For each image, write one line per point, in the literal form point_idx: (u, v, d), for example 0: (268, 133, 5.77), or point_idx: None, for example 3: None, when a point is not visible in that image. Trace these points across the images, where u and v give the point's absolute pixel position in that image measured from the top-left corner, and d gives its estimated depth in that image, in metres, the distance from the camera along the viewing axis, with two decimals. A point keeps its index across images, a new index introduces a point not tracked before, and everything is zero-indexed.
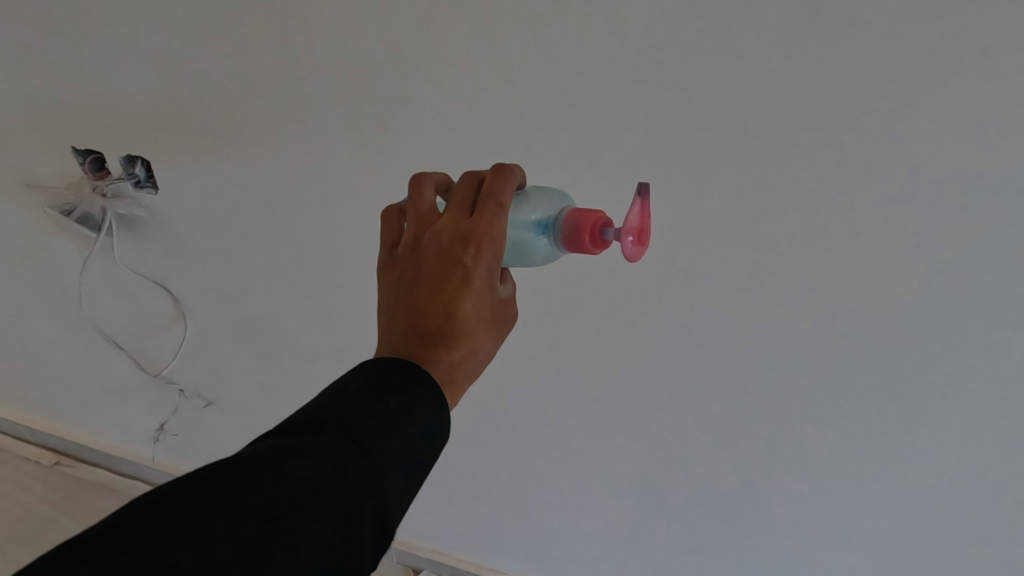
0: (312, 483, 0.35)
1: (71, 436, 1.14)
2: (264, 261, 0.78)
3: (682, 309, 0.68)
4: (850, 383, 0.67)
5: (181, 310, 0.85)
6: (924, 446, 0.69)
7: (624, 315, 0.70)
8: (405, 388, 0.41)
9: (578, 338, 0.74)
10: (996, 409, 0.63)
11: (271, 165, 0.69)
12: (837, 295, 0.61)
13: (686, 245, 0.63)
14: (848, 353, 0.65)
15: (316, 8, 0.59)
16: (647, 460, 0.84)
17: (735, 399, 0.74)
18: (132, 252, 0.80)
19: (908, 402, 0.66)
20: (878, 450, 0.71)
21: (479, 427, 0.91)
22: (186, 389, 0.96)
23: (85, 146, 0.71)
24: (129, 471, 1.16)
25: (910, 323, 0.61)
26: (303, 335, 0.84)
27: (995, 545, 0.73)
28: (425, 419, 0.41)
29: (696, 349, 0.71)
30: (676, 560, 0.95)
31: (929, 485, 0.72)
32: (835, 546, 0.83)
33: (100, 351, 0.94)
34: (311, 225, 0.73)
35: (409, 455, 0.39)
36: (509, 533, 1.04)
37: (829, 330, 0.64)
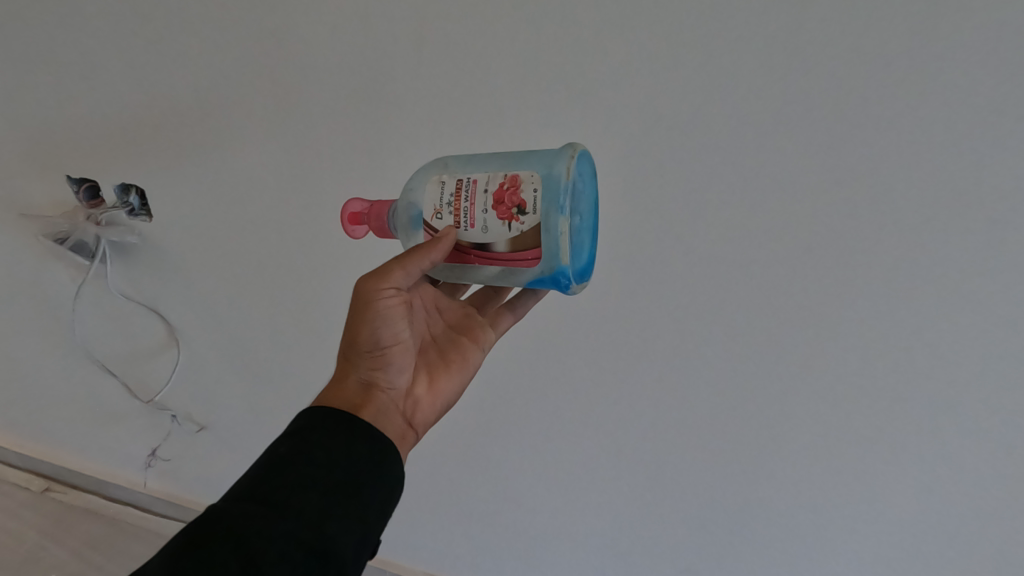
0: (195, 535, 0.35)
1: (63, 458, 1.13)
2: (259, 285, 0.78)
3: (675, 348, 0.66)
4: (854, 435, 0.64)
5: (173, 335, 0.85)
6: (937, 516, 0.65)
7: (616, 355, 0.68)
8: (302, 428, 0.43)
9: (566, 380, 0.72)
10: (1008, 476, 0.60)
11: (267, 190, 0.70)
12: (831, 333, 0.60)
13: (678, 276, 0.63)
14: (848, 400, 0.62)
15: (315, 40, 0.60)
16: (645, 525, 0.77)
17: (734, 458, 0.69)
18: (125, 278, 0.80)
19: (915, 460, 0.63)
20: (890, 522, 0.67)
21: (462, 483, 0.84)
22: (178, 414, 0.95)
23: (80, 175, 0.71)
24: (118, 496, 1.15)
25: (909, 367, 0.59)
26: (296, 358, 0.83)
27: None
28: (325, 443, 0.42)
29: (690, 395, 0.68)
30: None
31: None
32: None
33: (93, 375, 0.93)
34: (305, 252, 0.73)
35: (322, 476, 0.40)
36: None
37: (825, 371, 0.62)
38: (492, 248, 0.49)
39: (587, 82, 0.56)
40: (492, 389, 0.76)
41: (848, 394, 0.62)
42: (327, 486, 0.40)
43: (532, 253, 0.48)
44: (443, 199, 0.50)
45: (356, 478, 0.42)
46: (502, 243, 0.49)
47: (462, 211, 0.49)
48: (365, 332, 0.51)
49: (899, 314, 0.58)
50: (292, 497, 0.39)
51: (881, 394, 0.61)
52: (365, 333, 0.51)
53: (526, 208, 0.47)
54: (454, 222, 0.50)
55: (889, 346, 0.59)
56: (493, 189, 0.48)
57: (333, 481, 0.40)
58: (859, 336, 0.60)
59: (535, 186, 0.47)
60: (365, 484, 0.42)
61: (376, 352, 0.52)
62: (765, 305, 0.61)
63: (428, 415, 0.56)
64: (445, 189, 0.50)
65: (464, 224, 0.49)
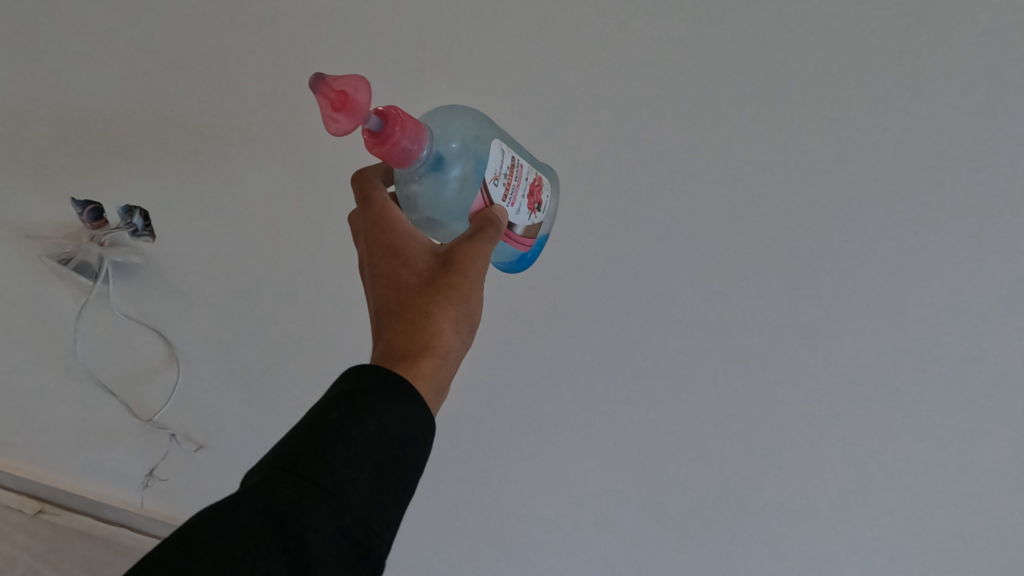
0: (240, 513, 0.32)
1: (60, 480, 1.13)
2: (260, 301, 0.79)
3: (668, 349, 0.70)
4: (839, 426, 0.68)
5: (172, 354, 0.85)
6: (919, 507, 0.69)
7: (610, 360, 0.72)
8: (361, 394, 0.38)
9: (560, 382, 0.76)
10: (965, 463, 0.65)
11: (270, 209, 0.71)
12: (797, 335, 0.65)
13: (672, 277, 0.66)
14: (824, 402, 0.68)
15: (320, 63, 0.62)
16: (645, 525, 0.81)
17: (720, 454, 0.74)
18: (125, 298, 0.80)
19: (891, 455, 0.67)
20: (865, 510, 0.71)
21: (468, 480, 0.87)
22: (176, 433, 0.95)
23: (84, 197, 0.73)
24: (114, 518, 1.14)
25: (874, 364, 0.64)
26: (296, 373, 0.84)
27: None
28: (381, 413, 0.37)
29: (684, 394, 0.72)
30: None
31: (931, 526, 0.69)
32: None
33: (91, 395, 0.93)
34: (308, 269, 0.74)
35: (371, 453, 0.36)
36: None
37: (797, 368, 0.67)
38: (515, 229, 0.54)
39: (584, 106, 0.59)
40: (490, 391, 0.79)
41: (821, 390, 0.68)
42: (378, 467, 0.36)
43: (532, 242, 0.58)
44: (502, 166, 0.50)
45: (404, 456, 0.38)
46: (523, 228, 0.55)
47: (511, 188, 0.52)
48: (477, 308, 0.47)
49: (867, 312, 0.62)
50: (341, 475, 0.35)
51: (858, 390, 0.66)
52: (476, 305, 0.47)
53: (541, 208, 0.57)
54: (498, 198, 0.50)
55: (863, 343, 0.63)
56: (528, 181, 0.54)
57: (384, 461, 0.37)
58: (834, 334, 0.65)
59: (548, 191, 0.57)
60: (413, 465, 0.38)
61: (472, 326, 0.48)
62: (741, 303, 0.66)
63: None
64: (504, 160, 0.51)
65: (508, 201, 0.51)
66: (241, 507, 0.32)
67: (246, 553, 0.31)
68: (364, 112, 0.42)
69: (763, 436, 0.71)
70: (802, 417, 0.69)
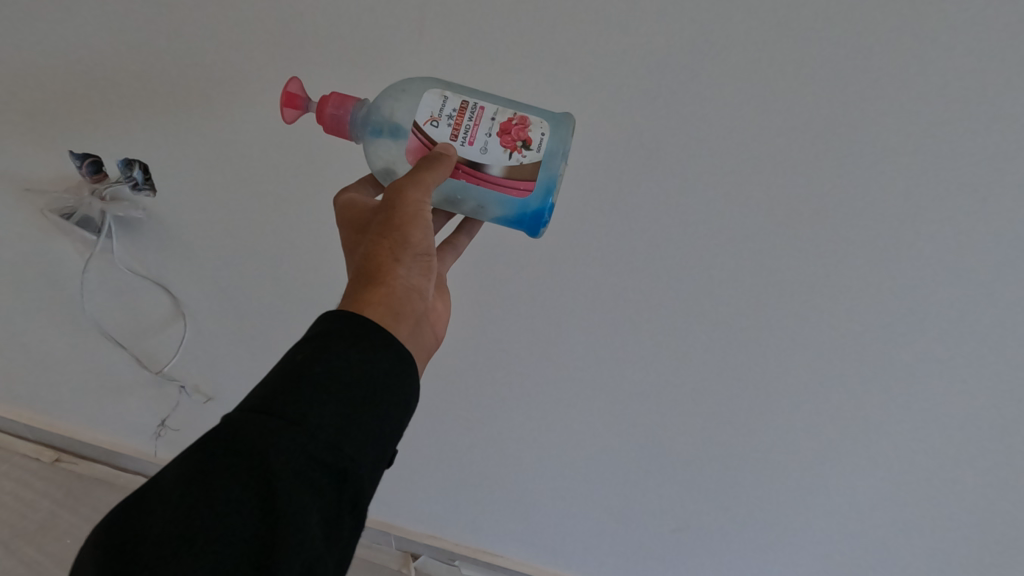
0: (205, 449, 0.36)
1: (75, 429, 1.16)
2: (265, 254, 0.79)
3: (673, 312, 0.68)
4: (837, 381, 0.69)
5: (178, 308, 0.87)
6: (900, 449, 0.73)
7: (614, 325, 0.71)
8: (310, 337, 0.41)
9: (563, 346, 0.75)
10: (948, 408, 0.68)
11: (271, 161, 0.71)
12: (801, 296, 0.64)
13: (681, 242, 0.63)
14: (820, 358, 0.68)
15: (312, 7, 0.60)
16: (642, 470, 0.85)
17: (715, 404, 0.75)
18: (129, 254, 0.81)
19: (881, 404, 0.70)
20: (849, 453, 0.75)
21: (470, 433, 0.90)
22: (187, 385, 0.97)
23: (83, 150, 0.72)
24: (131, 465, 1.19)
25: (878, 326, 0.64)
26: (303, 323, 0.85)
27: (976, 507, 0.74)
28: (328, 347, 0.40)
29: (687, 356, 0.71)
30: (673, 550, 0.93)
31: (916, 457, 0.73)
32: (829, 527, 0.83)
33: (100, 348, 0.95)
34: (312, 221, 0.74)
35: (322, 379, 0.39)
36: (501, 547, 1.02)
37: (799, 330, 0.66)
38: (486, 169, 0.52)
39: (580, 53, 0.55)
40: (488, 356, 0.79)
41: (822, 352, 0.67)
42: (333, 390, 0.39)
43: (525, 183, 0.53)
44: (445, 109, 0.52)
45: (361, 380, 0.40)
46: (499, 168, 0.52)
47: (465, 127, 0.52)
48: (415, 236, 0.50)
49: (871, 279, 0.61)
50: (295, 402, 0.38)
51: (857, 346, 0.66)
52: (417, 237, 0.50)
53: (529, 145, 0.52)
54: (448, 137, 0.52)
55: (864, 304, 0.63)
56: (500, 120, 0.52)
57: (338, 384, 0.39)
58: (845, 300, 0.63)
59: (541, 130, 0.52)
60: (372, 388, 0.41)
61: (421, 258, 0.51)
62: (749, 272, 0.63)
63: (443, 322, 0.58)
64: (447, 104, 0.52)
65: (464, 139, 0.52)
66: (203, 447, 0.36)
67: (211, 481, 0.34)
68: (294, 93, 0.57)
69: (759, 385, 0.72)
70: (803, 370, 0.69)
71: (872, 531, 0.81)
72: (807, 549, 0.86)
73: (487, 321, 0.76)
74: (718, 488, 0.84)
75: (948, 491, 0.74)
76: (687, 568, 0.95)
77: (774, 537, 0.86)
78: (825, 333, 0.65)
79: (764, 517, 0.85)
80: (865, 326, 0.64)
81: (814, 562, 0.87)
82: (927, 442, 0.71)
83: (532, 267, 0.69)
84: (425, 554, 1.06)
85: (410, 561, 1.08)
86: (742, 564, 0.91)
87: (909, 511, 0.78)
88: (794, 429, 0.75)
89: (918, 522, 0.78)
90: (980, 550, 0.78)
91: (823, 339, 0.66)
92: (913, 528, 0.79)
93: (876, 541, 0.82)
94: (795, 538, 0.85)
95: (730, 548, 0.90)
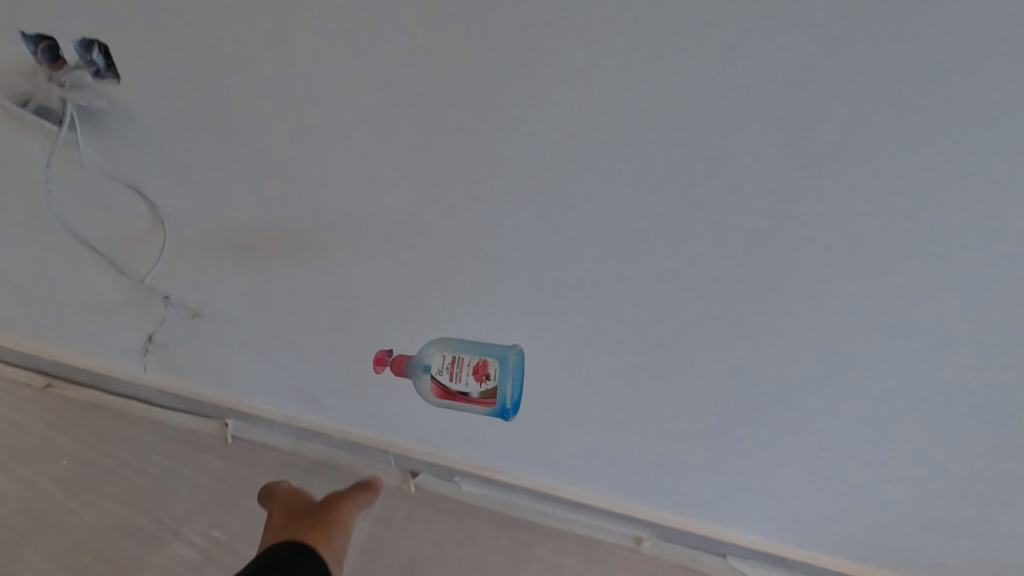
0: None
1: (64, 352, 1.14)
2: (241, 156, 0.72)
3: (687, 212, 0.62)
4: (860, 289, 0.64)
5: (156, 215, 0.81)
6: (920, 361, 0.68)
7: (619, 226, 0.65)
8: None
9: (565, 248, 0.69)
10: (979, 316, 0.62)
11: (235, 45, 0.62)
12: (828, 193, 0.57)
13: (698, 131, 0.56)
14: (842, 263, 0.62)
15: None
16: (644, 378, 0.82)
17: (725, 312, 0.70)
18: (99, 153, 0.75)
19: (905, 313, 0.64)
20: (862, 366, 0.71)
21: (469, 344, 0.86)
22: (172, 298, 0.93)
23: (35, 30, 0.65)
24: (123, 389, 1.17)
25: (912, 226, 0.57)
26: (288, 234, 0.80)
27: (995, 425, 0.71)
28: None
29: (698, 260, 0.66)
30: (674, 465, 0.92)
31: (937, 372, 0.69)
32: (835, 443, 0.81)
33: (79, 259, 0.91)
34: (288, 117, 0.67)
35: None
36: (501, 462, 1.01)
37: (821, 233, 0.60)
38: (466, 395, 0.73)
39: None
40: (486, 260, 0.74)
41: (847, 256, 0.61)
42: None
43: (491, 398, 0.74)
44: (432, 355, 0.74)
45: None
46: (475, 394, 0.73)
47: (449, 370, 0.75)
48: None
49: (910, 170, 0.54)
50: None
51: (888, 248, 0.59)
52: None
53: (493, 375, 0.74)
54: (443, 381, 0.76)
55: (899, 199, 0.56)
56: (471, 363, 0.74)
57: None
58: (878, 195, 0.56)
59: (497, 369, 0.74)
60: None
61: None
62: (771, 166, 0.57)
63: None
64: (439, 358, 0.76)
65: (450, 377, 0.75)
66: None
67: None
68: None
69: (777, 292, 0.67)
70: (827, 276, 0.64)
71: (881, 447, 0.79)
72: (811, 463, 0.84)
73: (483, 226, 0.70)
74: (723, 400, 0.81)
75: (966, 407, 0.71)
76: (687, 483, 0.94)
77: (778, 449, 0.84)
78: (856, 234, 0.60)
79: (768, 433, 0.83)
80: (897, 225, 0.58)
81: (818, 477, 0.85)
82: (949, 353, 0.67)
83: (531, 160, 0.62)
84: (425, 470, 1.07)
85: (410, 478, 1.08)
86: (743, 481, 0.90)
87: (922, 427, 0.75)
88: (807, 342, 0.70)
89: (930, 438, 0.76)
90: (993, 464, 0.75)
91: (849, 241, 0.60)
92: (923, 444, 0.77)
93: (883, 458, 0.80)
94: (799, 454, 0.84)
95: (732, 464, 0.89)
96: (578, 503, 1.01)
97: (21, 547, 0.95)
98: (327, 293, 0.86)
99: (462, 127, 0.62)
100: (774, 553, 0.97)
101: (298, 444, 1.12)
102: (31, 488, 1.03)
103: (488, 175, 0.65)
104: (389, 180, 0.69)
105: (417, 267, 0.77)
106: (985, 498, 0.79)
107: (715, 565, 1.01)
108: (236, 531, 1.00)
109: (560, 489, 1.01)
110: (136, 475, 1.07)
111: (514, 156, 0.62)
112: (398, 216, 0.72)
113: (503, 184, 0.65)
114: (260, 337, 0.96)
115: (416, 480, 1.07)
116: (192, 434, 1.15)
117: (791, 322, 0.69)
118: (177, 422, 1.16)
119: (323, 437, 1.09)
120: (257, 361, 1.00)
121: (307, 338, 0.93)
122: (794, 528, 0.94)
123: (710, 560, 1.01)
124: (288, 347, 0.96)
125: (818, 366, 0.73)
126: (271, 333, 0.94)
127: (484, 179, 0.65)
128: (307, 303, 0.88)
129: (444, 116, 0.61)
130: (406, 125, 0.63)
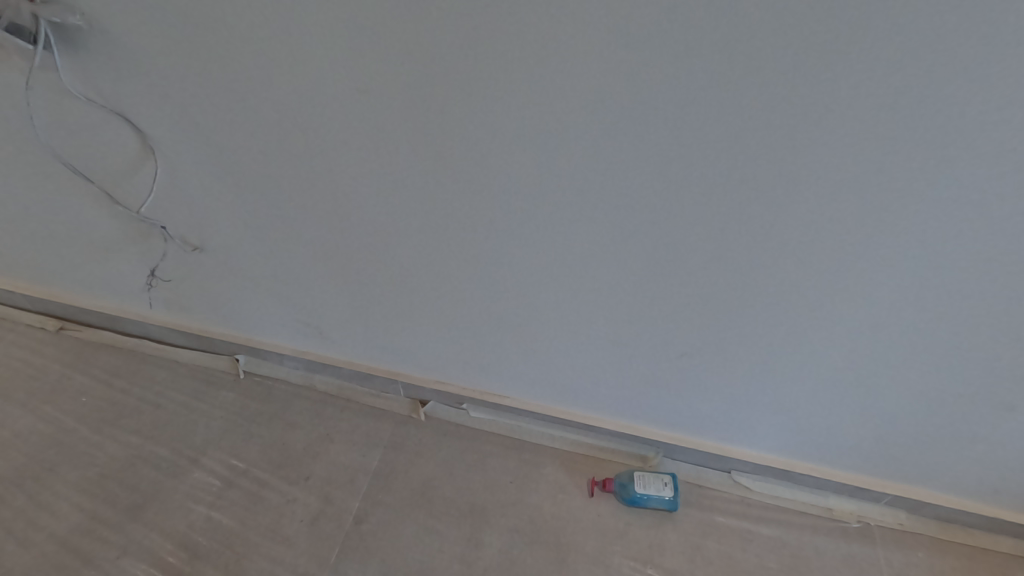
0: None
1: (72, 294, 1.15)
2: (225, 82, 0.70)
3: (685, 123, 0.60)
4: (862, 192, 0.62)
5: (146, 142, 0.79)
6: (923, 268, 0.67)
7: (613, 135, 0.63)
8: None
9: (560, 161, 0.67)
10: (988, 215, 0.60)
11: None
12: (831, 85, 0.54)
13: (696, 32, 0.53)
14: (847, 164, 0.60)
15: None
16: (646, 294, 0.80)
17: (724, 221, 0.69)
18: (80, 77, 0.72)
19: (910, 215, 0.62)
20: (870, 273, 0.69)
21: (468, 268, 0.85)
22: (170, 229, 0.92)
23: None
24: (134, 329, 1.18)
25: (919, 118, 0.54)
26: (280, 164, 0.78)
27: (994, 339, 0.71)
28: None
29: (695, 167, 0.64)
30: (674, 387, 0.93)
31: (936, 286, 0.68)
32: (831, 363, 0.81)
33: (76, 191, 0.90)
34: (269, 38, 0.64)
35: None
36: (508, 389, 1.04)
37: (824, 133, 0.58)
38: None
39: None
40: (480, 177, 0.72)
41: (850, 159, 0.59)
42: None
43: None
44: None
45: None
46: None
47: None
48: None
49: (919, 57, 0.50)
50: None
51: (894, 144, 0.57)
52: None
53: None
54: None
55: (904, 92, 0.53)
56: None
57: None
58: (883, 91, 0.53)
59: None
60: None
61: None
62: (769, 64, 0.54)
63: None
64: None
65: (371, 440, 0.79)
66: None
67: None
68: None
69: (779, 203, 0.65)
70: (830, 183, 0.62)
71: (872, 365, 0.79)
72: (814, 377, 0.84)
73: (474, 145, 0.69)
74: (726, 314, 0.80)
75: (962, 322, 0.71)
76: (687, 404, 0.96)
77: (780, 364, 0.84)
78: (867, 139, 0.57)
79: (767, 352, 0.83)
80: (903, 120, 0.55)
81: (821, 391, 0.85)
82: (958, 255, 0.64)
83: (519, 69, 0.60)
84: (434, 399, 1.10)
85: (418, 408, 1.11)
86: (744, 402, 0.92)
87: (918, 344, 0.75)
88: (809, 251, 0.69)
89: (927, 356, 0.76)
90: (997, 369, 0.74)
91: (852, 142, 0.58)
92: (919, 362, 0.77)
93: (879, 375, 0.80)
94: (795, 373, 0.84)
95: (730, 385, 0.90)
96: (585, 425, 1.05)
97: (48, 477, 0.99)
98: (326, 225, 0.85)
99: (451, 38, 0.59)
100: (777, 467, 0.99)
101: (310, 377, 1.15)
102: (53, 424, 1.06)
103: (475, 91, 0.63)
104: (379, 100, 0.67)
105: (412, 188, 0.76)
106: (987, 404, 0.79)
107: (720, 481, 1.03)
108: (252, 459, 1.03)
109: (566, 413, 1.04)
110: (152, 410, 1.10)
111: (502, 67, 0.60)
112: (389, 138, 0.71)
113: (492, 97, 0.63)
114: (262, 271, 0.96)
115: (425, 410, 1.11)
116: (205, 368, 1.17)
117: (790, 235, 0.68)
118: (189, 358, 1.18)
119: (335, 370, 1.12)
120: (263, 296, 1.01)
121: (309, 270, 0.94)
122: (797, 442, 0.95)
123: (716, 477, 1.04)
124: (292, 280, 0.96)
125: (817, 281, 0.72)
126: (271, 267, 0.95)
127: (472, 92, 0.63)
128: (305, 237, 0.88)
129: (431, 26, 0.58)
130: (390, 36, 0.60)
